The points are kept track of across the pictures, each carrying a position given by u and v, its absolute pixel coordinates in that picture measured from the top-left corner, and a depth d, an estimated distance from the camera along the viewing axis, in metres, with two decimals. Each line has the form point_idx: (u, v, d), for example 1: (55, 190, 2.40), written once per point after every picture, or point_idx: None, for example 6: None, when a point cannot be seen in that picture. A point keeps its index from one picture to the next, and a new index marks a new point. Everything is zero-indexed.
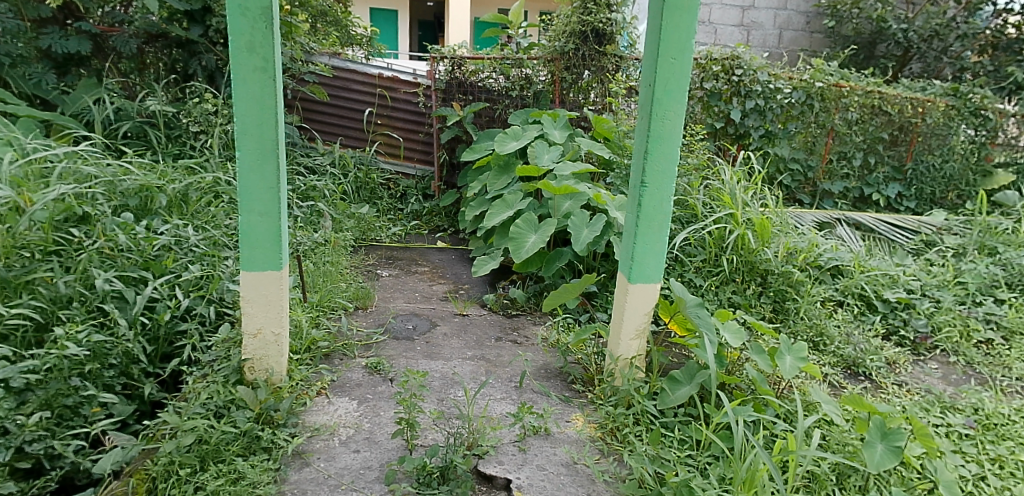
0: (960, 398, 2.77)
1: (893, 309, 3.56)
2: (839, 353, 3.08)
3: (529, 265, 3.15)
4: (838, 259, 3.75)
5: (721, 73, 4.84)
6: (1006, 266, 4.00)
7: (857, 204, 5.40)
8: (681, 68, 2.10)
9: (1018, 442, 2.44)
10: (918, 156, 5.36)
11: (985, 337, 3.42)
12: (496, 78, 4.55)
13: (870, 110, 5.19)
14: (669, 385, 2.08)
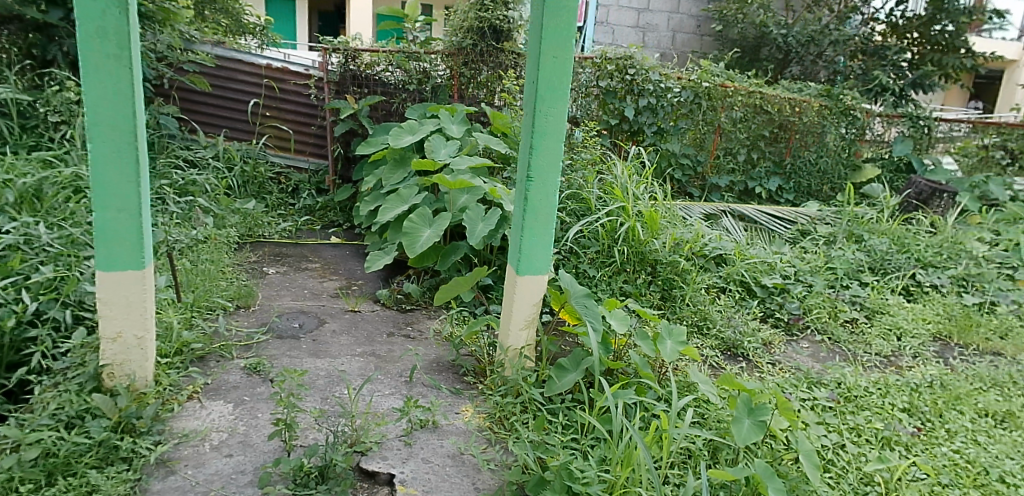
0: (825, 373, 3.00)
1: (770, 293, 3.81)
2: (720, 335, 3.27)
3: (424, 260, 3.11)
4: (721, 249, 3.97)
5: (615, 72, 4.99)
6: (870, 251, 4.35)
7: (742, 197, 5.72)
8: (563, 65, 2.14)
9: (874, 411, 2.68)
10: (796, 152, 5.74)
11: (850, 317, 3.70)
12: (393, 72, 4.48)
13: (752, 109, 5.51)
14: (556, 373, 2.14)
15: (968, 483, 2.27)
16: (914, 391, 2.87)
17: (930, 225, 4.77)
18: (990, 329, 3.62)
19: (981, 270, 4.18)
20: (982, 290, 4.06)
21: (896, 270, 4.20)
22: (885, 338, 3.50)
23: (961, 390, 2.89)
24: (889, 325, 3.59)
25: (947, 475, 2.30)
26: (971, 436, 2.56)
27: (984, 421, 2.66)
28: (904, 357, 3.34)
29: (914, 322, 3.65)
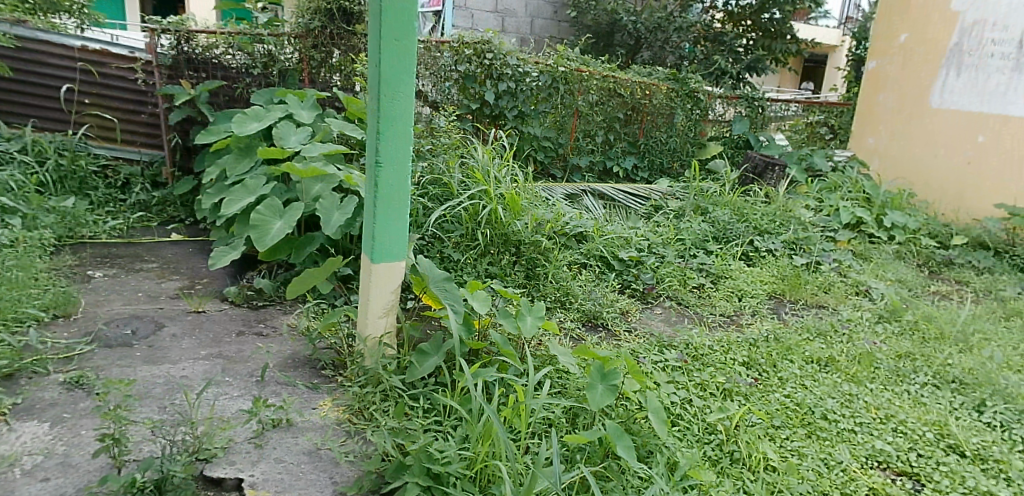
0: (676, 336, 3.22)
1: (626, 266, 4.00)
2: (581, 308, 3.39)
3: (277, 253, 2.94)
4: (581, 226, 4.11)
5: (473, 57, 4.96)
6: (713, 223, 4.69)
7: (602, 177, 5.93)
8: (406, 47, 2.08)
9: (717, 366, 2.90)
10: (648, 133, 6.06)
11: (698, 283, 3.97)
12: (234, 55, 4.19)
13: (607, 92, 5.73)
14: (417, 358, 2.12)
15: (796, 422, 2.52)
16: (752, 346, 3.14)
17: (764, 196, 5.17)
18: (815, 285, 4.00)
19: (807, 235, 4.61)
20: (809, 252, 4.49)
21: (737, 238, 4.55)
22: (727, 299, 3.79)
23: (792, 341, 3.19)
24: (731, 288, 3.90)
25: (779, 418, 2.54)
26: (799, 382, 2.84)
27: (809, 367, 2.97)
28: (744, 315, 3.64)
29: (752, 283, 3.98)
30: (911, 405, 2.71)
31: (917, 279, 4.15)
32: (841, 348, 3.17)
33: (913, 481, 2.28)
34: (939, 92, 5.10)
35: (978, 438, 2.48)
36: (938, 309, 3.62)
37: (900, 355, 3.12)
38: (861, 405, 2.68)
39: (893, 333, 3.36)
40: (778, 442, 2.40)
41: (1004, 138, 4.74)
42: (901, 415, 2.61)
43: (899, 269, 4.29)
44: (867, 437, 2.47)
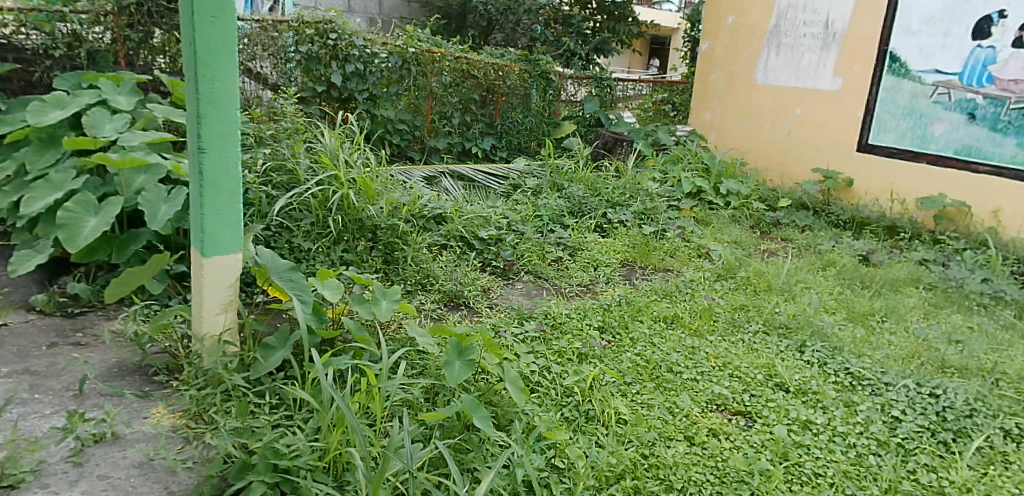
0: (536, 308, 3.30)
1: (487, 245, 4.02)
2: (441, 288, 3.37)
3: (96, 253, 2.65)
4: (439, 208, 4.07)
5: (316, 36, 4.73)
6: (569, 198, 4.83)
7: (461, 158, 5.90)
8: (223, 23, 1.92)
9: (574, 333, 3.02)
10: (505, 114, 6.10)
11: (556, 256, 4.07)
12: (29, 34, 3.68)
13: (460, 74, 5.68)
14: (262, 354, 2.00)
15: (645, 377, 2.69)
16: (605, 310, 3.31)
17: (614, 171, 5.40)
18: (663, 251, 4.24)
19: (655, 205, 4.88)
20: (657, 221, 4.74)
21: (591, 211, 4.72)
22: (584, 270, 3.93)
23: (642, 303, 3.39)
24: (588, 259, 4.05)
25: (630, 375, 2.69)
26: (648, 340, 3.02)
27: (657, 326, 3.17)
28: (600, 283, 3.80)
29: (606, 253, 4.16)
30: (745, 352, 2.96)
31: (750, 240, 4.52)
32: (685, 305, 3.41)
33: (746, 419, 2.50)
34: (762, 71, 5.54)
35: (800, 375, 2.76)
36: (767, 265, 3.97)
37: (736, 308, 3.40)
38: (703, 356, 2.90)
39: (730, 289, 3.66)
40: (629, 396, 2.55)
41: (815, 111, 5.19)
42: (737, 362, 2.85)
43: (734, 231, 4.64)
44: (706, 384, 2.67)
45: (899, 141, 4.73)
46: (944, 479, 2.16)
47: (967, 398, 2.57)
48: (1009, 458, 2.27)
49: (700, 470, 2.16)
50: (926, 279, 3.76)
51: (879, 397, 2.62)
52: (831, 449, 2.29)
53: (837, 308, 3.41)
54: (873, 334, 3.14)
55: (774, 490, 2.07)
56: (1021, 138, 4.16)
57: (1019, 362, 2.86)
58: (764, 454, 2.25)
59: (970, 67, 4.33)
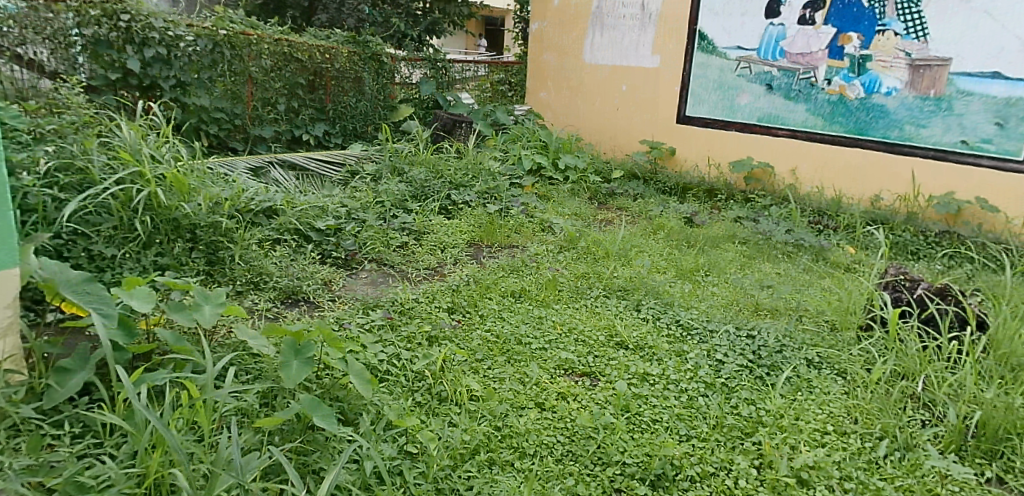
0: (382, 296, 3.20)
1: (325, 236, 3.82)
2: (277, 285, 3.16)
3: None
4: (268, 201, 3.81)
5: (102, 17, 4.20)
6: (410, 182, 4.73)
7: (291, 146, 5.57)
8: None
9: (422, 316, 2.97)
10: (335, 98, 5.82)
11: (401, 242, 3.97)
12: None
13: (281, 57, 5.32)
14: (57, 379, 1.75)
15: (496, 352, 2.72)
16: (454, 291, 3.29)
17: (455, 152, 5.37)
18: (508, 228, 4.28)
19: (497, 183, 4.90)
20: (500, 199, 4.77)
21: (433, 194, 4.66)
22: (430, 253, 3.87)
23: (489, 280, 3.41)
24: (434, 242, 3.99)
25: (481, 352, 2.71)
26: (497, 315, 3.06)
27: (506, 301, 3.21)
28: (447, 265, 3.76)
29: (452, 234, 4.13)
30: (588, 316, 3.09)
31: (588, 211, 4.69)
32: (532, 279, 3.48)
33: (591, 378, 2.62)
34: (589, 50, 5.76)
35: (637, 331, 2.94)
36: (604, 234, 4.14)
37: (579, 276, 3.53)
38: (550, 324, 2.99)
39: (572, 259, 3.78)
40: (481, 372, 2.56)
41: (638, 87, 5.49)
42: (580, 326, 2.97)
43: (573, 204, 4.79)
44: (553, 351, 2.75)
45: (712, 112, 5.11)
46: (762, 409, 2.40)
47: (778, 336, 2.87)
48: (812, 383, 2.57)
49: (551, 433, 2.23)
50: (740, 234, 4.13)
51: (705, 344, 2.85)
52: (666, 396, 2.47)
53: (667, 268, 3.66)
54: (699, 287, 3.41)
55: (618, 441, 2.19)
56: (809, 104, 4.62)
57: (816, 299, 3.24)
58: (608, 409, 2.37)
59: (765, 43, 4.74)
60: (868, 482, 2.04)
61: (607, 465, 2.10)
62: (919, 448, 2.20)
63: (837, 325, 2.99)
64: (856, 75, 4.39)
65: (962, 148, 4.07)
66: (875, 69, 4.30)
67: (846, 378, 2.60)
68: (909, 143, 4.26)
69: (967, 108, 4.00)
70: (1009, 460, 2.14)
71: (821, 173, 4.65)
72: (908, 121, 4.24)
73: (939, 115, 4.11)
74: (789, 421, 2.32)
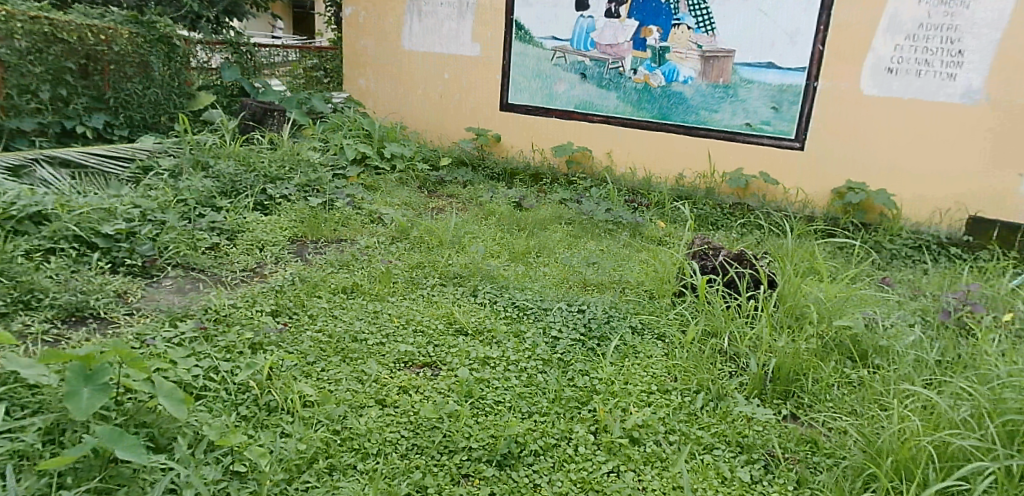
0: (191, 304, 2.88)
1: (116, 242, 3.35)
2: (56, 303, 2.72)
3: None
4: (36, 206, 3.33)
5: None
6: (217, 177, 4.31)
7: (63, 140, 4.82)
8: None
9: (242, 323, 2.72)
10: (117, 84, 5.11)
11: (211, 243, 3.61)
12: None
13: (41, 37, 4.55)
14: None
15: (330, 353, 2.57)
16: (277, 293, 3.05)
17: (268, 143, 5.00)
18: (334, 222, 4.06)
19: (318, 176, 4.64)
20: (323, 191, 4.52)
21: (246, 189, 4.28)
22: (247, 253, 3.56)
23: (317, 278, 3.21)
24: (250, 241, 3.68)
25: (313, 354, 2.54)
26: (328, 314, 2.89)
27: (336, 298, 3.04)
28: (268, 264, 3.48)
29: (271, 231, 3.84)
30: (426, 306, 3.03)
31: (418, 200, 4.60)
32: (363, 273, 3.33)
33: (433, 368, 2.57)
34: (407, 37, 5.64)
35: (475, 317, 2.93)
36: (436, 222, 4.07)
37: (412, 266, 3.44)
38: (385, 318, 2.89)
39: (405, 250, 3.68)
40: (314, 376, 2.41)
41: (460, 75, 5.49)
42: (418, 316, 2.91)
43: (402, 194, 4.66)
44: (391, 345, 2.66)
45: (531, 100, 5.24)
46: (595, 378, 2.51)
47: (604, 308, 3.03)
48: (637, 349, 2.74)
49: (393, 429, 2.15)
50: (566, 215, 4.29)
51: (540, 322, 2.92)
52: (507, 377, 2.49)
53: (500, 252, 3.70)
54: (531, 269, 3.49)
55: (463, 427, 2.17)
56: (619, 92, 4.91)
57: (636, 271, 3.46)
58: (451, 397, 2.34)
59: (577, 34, 4.94)
60: (690, 433, 2.21)
61: (453, 453, 2.07)
62: (729, 396, 2.43)
63: (655, 293, 3.21)
64: (657, 65, 4.73)
65: (747, 130, 4.57)
66: (673, 59, 4.67)
67: (665, 341, 2.81)
68: (705, 126, 4.69)
69: (750, 94, 4.50)
70: (799, 397, 2.44)
71: (633, 155, 4.99)
72: (703, 107, 4.66)
73: (727, 101, 4.57)
74: (620, 386, 2.45)
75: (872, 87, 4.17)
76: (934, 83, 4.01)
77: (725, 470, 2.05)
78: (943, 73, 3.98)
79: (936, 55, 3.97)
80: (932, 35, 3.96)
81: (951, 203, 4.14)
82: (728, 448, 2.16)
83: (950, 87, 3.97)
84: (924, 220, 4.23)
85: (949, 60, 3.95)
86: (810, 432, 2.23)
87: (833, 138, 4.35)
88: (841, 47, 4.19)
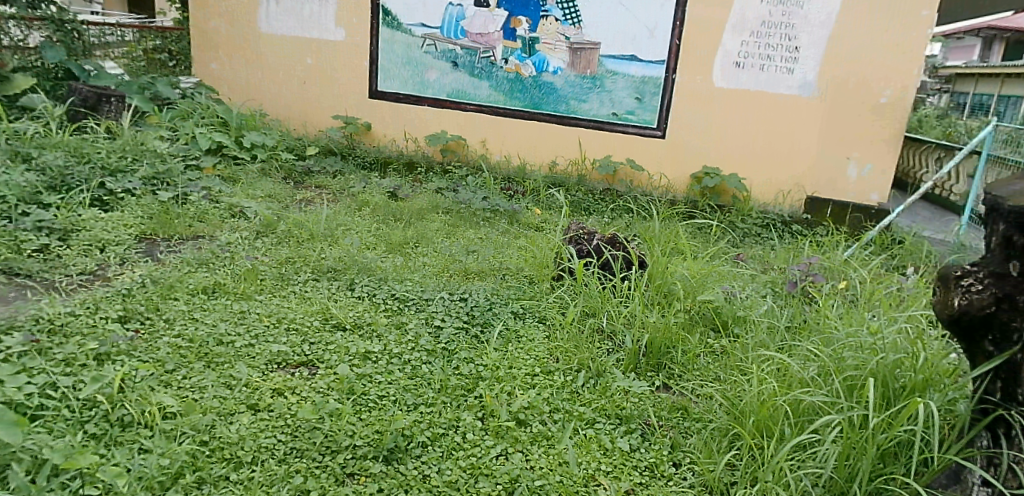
0: (17, 313, 2.51)
1: None
2: None
3: None
4: None
5: None
6: (43, 170, 3.80)
7: None
8: None
9: (84, 332, 2.42)
10: None
11: (39, 245, 3.18)
12: None
13: None
14: None
15: (191, 358, 2.34)
16: (125, 297, 2.74)
17: (104, 132, 4.49)
18: (188, 217, 3.72)
19: (167, 167, 4.22)
20: (173, 184, 4.13)
21: (80, 183, 3.82)
22: (85, 255, 3.17)
23: (171, 279, 2.92)
24: (89, 241, 3.28)
25: (172, 361, 2.31)
26: (188, 317, 2.64)
27: (196, 299, 2.79)
28: (111, 266, 3.12)
29: (114, 230, 3.45)
30: (298, 302, 2.85)
31: (283, 192, 4.33)
32: (225, 270, 3.08)
33: (310, 367, 2.42)
34: (264, 19, 5.28)
35: (353, 311, 2.80)
36: (304, 214, 3.85)
37: (281, 262, 3.23)
38: (254, 318, 2.68)
39: (272, 245, 3.45)
40: (174, 385, 2.19)
41: (324, 61, 5.24)
42: (291, 314, 2.73)
43: (266, 186, 4.36)
44: (262, 346, 2.48)
45: (401, 87, 5.12)
46: (480, 364, 2.49)
47: (486, 295, 3.03)
48: (520, 333, 2.76)
49: (269, 434, 2.00)
50: (442, 204, 4.23)
51: (422, 312, 2.86)
52: (390, 370, 2.40)
53: (376, 244, 3.57)
54: (410, 260, 3.41)
55: (346, 425, 2.06)
56: (490, 81, 4.92)
57: (515, 257, 3.48)
58: (331, 395, 2.22)
59: (447, 22, 4.88)
60: (573, 410, 2.26)
61: (336, 453, 1.96)
62: (608, 372, 2.50)
63: (535, 278, 3.26)
64: (528, 56, 4.79)
65: (613, 119, 4.75)
66: (543, 50, 4.75)
67: (547, 324, 2.85)
68: (574, 115, 4.82)
69: (615, 85, 4.68)
70: (670, 368, 2.58)
71: (506, 144, 5.02)
72: (572, 97, 4.78)
73: (594, 91, 4.73)
74: (505, 371, 2.44)
75: (723, 79, 4.48)
76: (775, 76, 4.39)
77: (607, 441, 2.11)
78: (782, 67, 4.37)
79: (777, 51, 4.35)
80: (773, 33, 4.33)
81: (792, 185, 4.55)
82: (608, 421, 2.23)
83: (789, 80, 4.37)
84: (770, 202, 4.62)
85: (787, 55, 4.34)
86: (681, 399, 2.36)
87: (690, 127, 4.63)
88: (695, 42, 4.46)
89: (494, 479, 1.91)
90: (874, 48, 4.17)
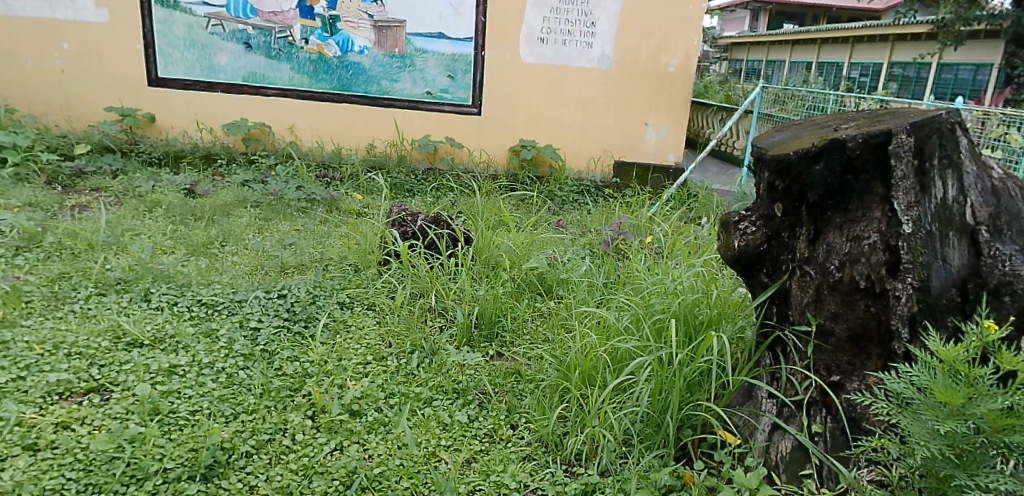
0: None
1: None
2: None
3: None
4: None
5: None
6: None
7: None
8: None
9: None
10: None
11: None
12: None
13: None
14: None
15: None
16: None
17: None
18: None
19: None
20: None
21: None
22: None
23: None
24: None
25: None
26: None
27: None
28: None
29: None
30: (80, 323, 2.50)
31: (50, 198, 3.77)
32: None
33: (101, 393, 2.14)
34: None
35: (151, 325, 2.52)
36: (78, 222, 3.38)
37: (53, 280, 2.81)
38: (21, 348, 2.29)
39: (38, 261, 2.98)
40: None
41: (88, 46, 4.60)
42: (72, 337, 2.38)
43: (24, 192, 3.75)
44: (36, 377, 2.14)
45: (188, 73, 4.67)
46: (306, 362, 2.36)
47: (308, 288, 2.88)
48: (347, 323, 2.66)
49: (56, 474, 1.75)
50: (251, 198, 3.95)
51: (235, 316, 2.65)
52: (202, 383, 2.20)
53: (174, 248, 3.24)
54: (216, 261, 3.13)
55: (153, 448, 1.85)
56: (292, 63, 4.65)
57: (337, 247, 3.35)
58: (131, 420, 1.98)
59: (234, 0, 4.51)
60: (409, 392, 2.23)
61: (143, 481, 1.76)
62: (441, 350, 2.49)
63: (360, 266, 3.15)
64: (329, 35, 4.59)
65: (427, 98, 4.71)
66: (345, 29, 4.58)
67: (375, 310, 2.77)
68: (387, 96, 4.72)
69: (425, 63, 4.63)
70: (501, 337, 2.63)
71: (318, 129, 4.80)
72: (382, 77, 4.67)
73: (406, 70, 4.65)
74: (333, 364, 2.34)
75: (529, 55, 4.62)
76: (576, 51, 4.60)
77: (445, 417, 2.11)
78: (582, 41, 4.59)
79: (575, 26, 4.56)
80: (571, 9, 4.53)
81: (601, 152, 4.83)
82: (445, 397, 2.23)
83: (589, 54, 4.60)
84: (583, 168, 4.87)
85: (585, 30, 4.56)
86: (513, 364, 2.41)
87: (502, 102, 4.73)
88: (499, 19, 4.53)
89: (329, 475, 1.83)
90: (660, 21, 4.52)
